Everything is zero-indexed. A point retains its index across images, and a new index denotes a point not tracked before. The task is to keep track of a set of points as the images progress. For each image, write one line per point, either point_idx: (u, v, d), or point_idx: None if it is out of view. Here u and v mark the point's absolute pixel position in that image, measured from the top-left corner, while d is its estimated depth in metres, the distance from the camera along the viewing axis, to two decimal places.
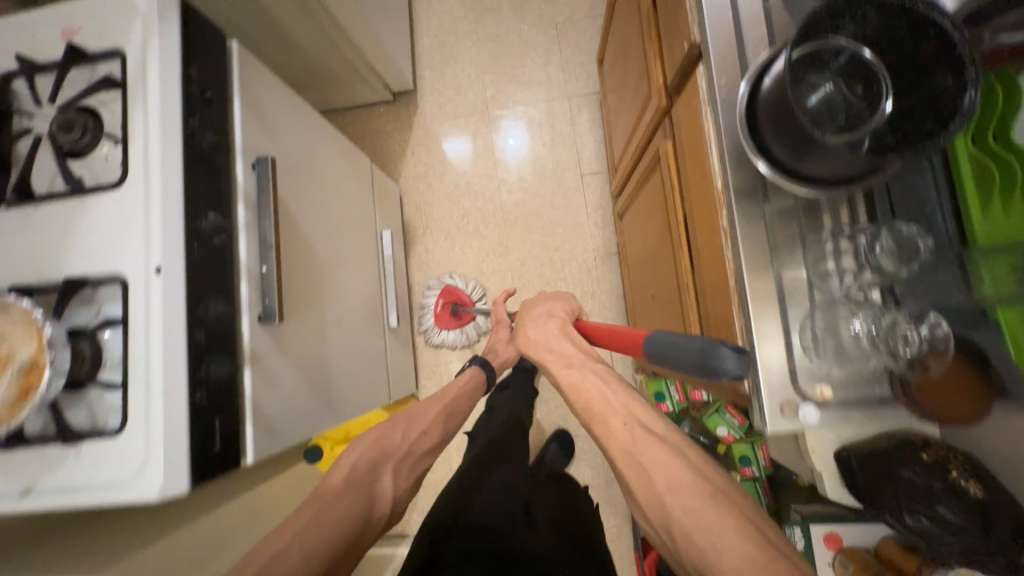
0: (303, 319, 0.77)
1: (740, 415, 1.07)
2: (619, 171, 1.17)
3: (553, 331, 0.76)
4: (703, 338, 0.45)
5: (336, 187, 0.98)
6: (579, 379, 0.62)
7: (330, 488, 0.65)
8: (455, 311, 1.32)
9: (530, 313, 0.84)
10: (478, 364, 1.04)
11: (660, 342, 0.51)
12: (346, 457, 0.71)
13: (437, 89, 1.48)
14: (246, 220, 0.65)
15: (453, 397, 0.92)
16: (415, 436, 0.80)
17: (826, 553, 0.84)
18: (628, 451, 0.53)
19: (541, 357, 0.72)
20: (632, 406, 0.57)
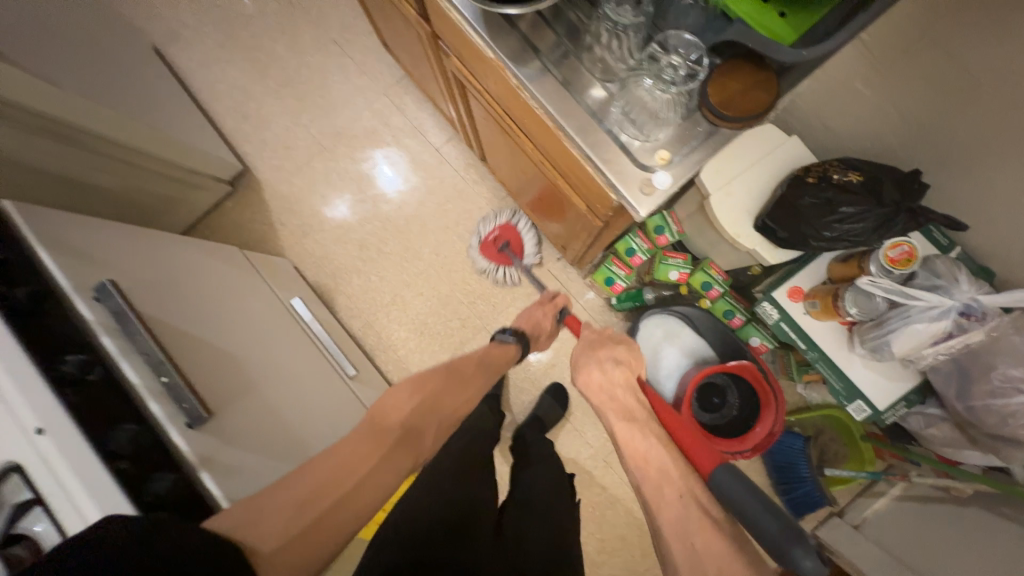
0: (239, 409, 0.73)
1: (680, 253, 1.15)
2: (459, 124, 1.20)
3: (619, 378, 0.72)
4: (790, 533, 0.49)
5: (213, 284, 0.94)
6: (646, 449, 0.60)
7: (393, 428, 0.65)
8: (503, 247, 1.32)
9: (598, 348, 0.79)
10: (519, 341, 0.90)
11: (735, 493, 0.52)
12: (404, 397, 0.70)
13: (267, 155, 1.45)
14: (117, 347, 0.60)
15: (500, 361, 0.86)
16: (463, 401, 0.76)
17: (797, 307, 0.89)
18: (675, 523, 0.52)
19: (602, 406, 0.70)
20: (691, 482, 0.56)
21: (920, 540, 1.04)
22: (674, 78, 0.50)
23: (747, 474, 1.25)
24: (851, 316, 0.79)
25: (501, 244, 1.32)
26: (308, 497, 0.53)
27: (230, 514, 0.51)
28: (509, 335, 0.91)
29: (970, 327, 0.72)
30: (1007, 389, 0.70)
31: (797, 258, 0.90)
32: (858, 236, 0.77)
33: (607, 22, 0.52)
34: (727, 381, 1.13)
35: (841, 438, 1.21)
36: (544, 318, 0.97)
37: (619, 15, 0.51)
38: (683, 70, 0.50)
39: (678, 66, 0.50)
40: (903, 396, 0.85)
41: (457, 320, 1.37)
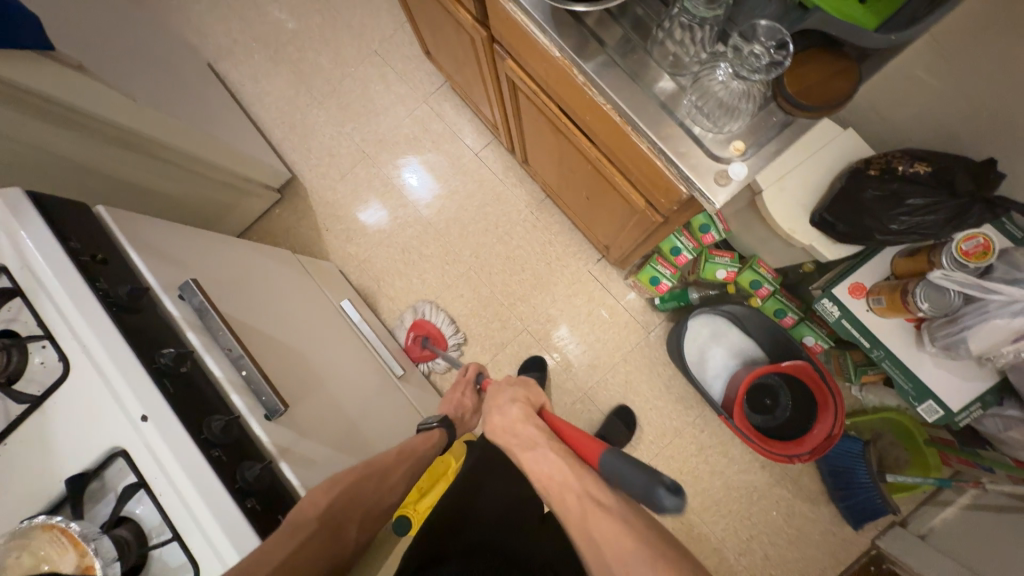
0: (308, 403, 0.76)
1: (727, 252, 1.14)
2: (500, 127, 1.23)
3: (517, 414, 0.71)
4: (649, 475, 0.49)
5: (274, 284, 0.98)
6: (550, 467, 0.60)
7: (308, 525, 0.56)
8: (425, 344, 1.34)
9: (495, 398, 0.78)
10: (442, 426, 0.88)
11: (614, 468, 0.54)
12: (321, 492, 0.60)
13: (313, 164, 1.51)
14: (202, 342, 0.64)
15: (420, 448, 0.80)
16: (382, 490, 0.69)
17: (859, 304, 0.86)
18: (581, 527, 0.55)
19: (507, 446, 0.68)
20: (585, 479, 0.58)
21: (999, 553, 0.97)
22: (755, 69, 0.50)
23: (799, 478, 1.21)
24: (921, 312, 0.76)
25: (421, 343, 1.34)
26: None
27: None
28: (433, 421, 0.89)
29: None
30: None
31: (858, 253, 0.87)
32: (927, 228, 0.75)
33: (682, 15, 0.52)
34: (782, 383, 1.10)
35: (902, 442, 1.16)
36: (465, 396, 1.03)
37: (696, 8, 0.51)
38: (765, 59, 0.49)
39: (760, 55, 0.49)
40: (979, 397, 0.81)
41: (496, 321, 1.38)
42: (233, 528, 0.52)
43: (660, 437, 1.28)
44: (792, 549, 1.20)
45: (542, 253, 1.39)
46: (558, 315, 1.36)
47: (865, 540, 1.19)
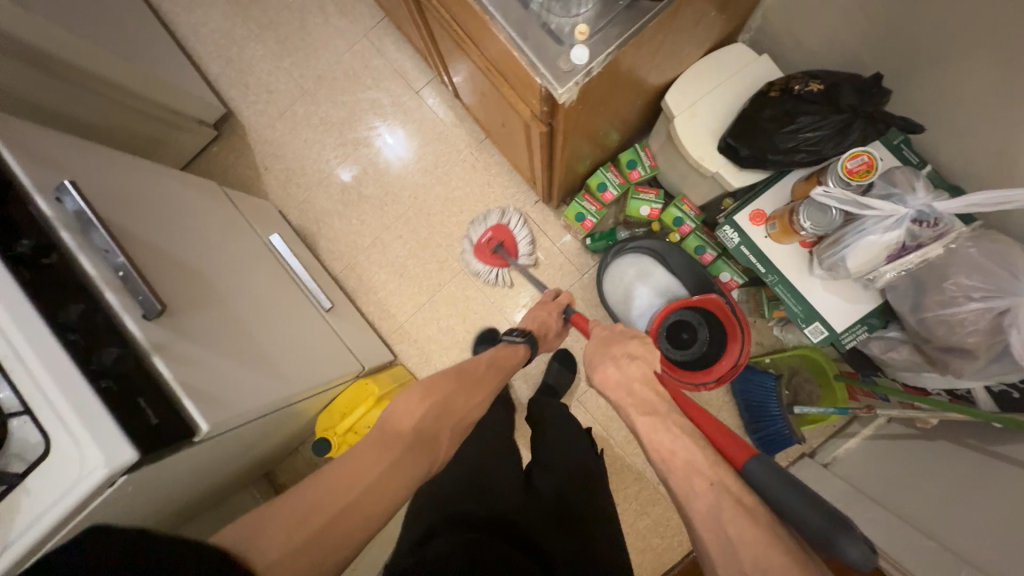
0: (201, 314, 0.77)
1: (653, 190, 1.14)
2: (432, 57, 1.19)
3: (636, 372, 0.71)
4: (831, 520, 0.47)
5: (186, 209, 0.97)
6: (676, 443, 0.59)
7: (405, 436, 0.68)
8: (497, 250, 1.30)
9: (611, 346, 0.78)
10: (526, 341, 0.96)
11: (765, 481, 0.52)
12: (415, 403, 0.73)
13: (251, 100, 1.47)
14: (75, 242, 0.63)
15: (506, 362, 0.91)
16: (474, 403, 0.80)
17: (758, 231, 0.87)
18: (709, 517, 0.52)
19: (620, 401, 0.70)
20: (721, 471, 0.55)
21: (886, 476, 1.05)
22: None
23: (718, 413, 1.26)
24: (806, 232, 0.77)
25: (495, 246, 1.30)
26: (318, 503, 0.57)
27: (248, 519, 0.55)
28: (517, 336, 0.98)
29: (923, 233, 0.71)
30: (958, 298, 0.69)
31: (760, 180, 0.88)
32: (815, 145, 0.75)
33: None
34: (699, 320, 1.12)
35: (816, 378, 1.20)
36: (549, 318, 1.05)
37: None
38: None
39: None
40: (862, 319, 0.84)
41: (436, 262, 1.39)
42: (84, 405, 0.53)
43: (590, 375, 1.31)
44: None
45: (481, 194, 1.38)
46: None
47: None
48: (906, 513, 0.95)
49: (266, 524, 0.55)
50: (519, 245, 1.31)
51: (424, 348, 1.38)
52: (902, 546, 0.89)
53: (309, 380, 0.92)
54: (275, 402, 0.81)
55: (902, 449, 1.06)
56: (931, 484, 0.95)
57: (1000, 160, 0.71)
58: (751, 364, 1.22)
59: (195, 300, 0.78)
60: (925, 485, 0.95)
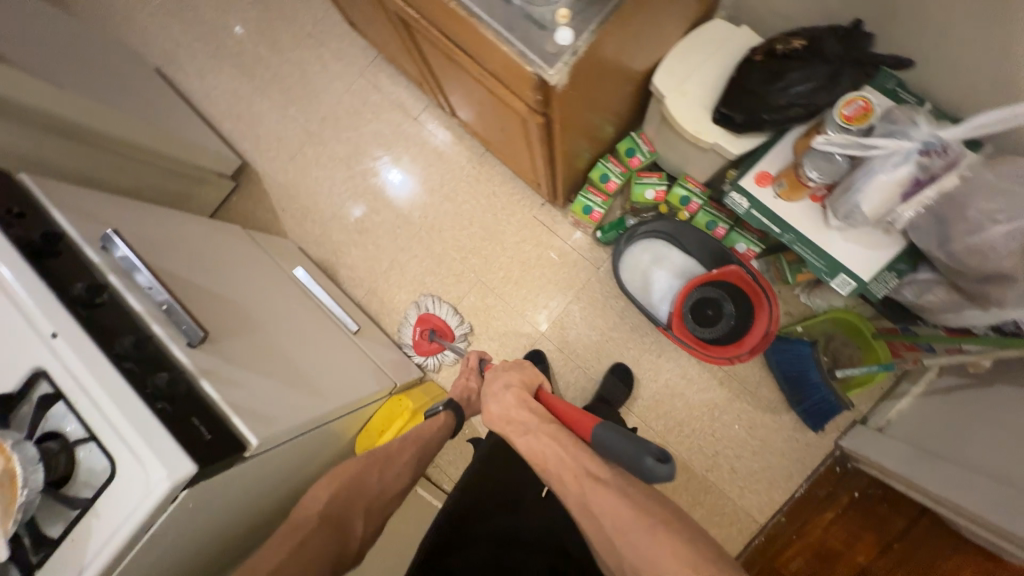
0: (239, 340, 0.80)
1: (656, 173, 1.16)
2: (426, 82, 1.27)
3: (511, 400, 0.78)
4: (635, 444, 0.59)
5: (215, 249, 1.03)
6: (541, 446, 0.70)
7: (306, 522, 0.74)
8: (432, 338, 1.36)
9: (491, 384, 0.85)
10: (448, 408, 1.02)
11: (602, 442, 0.64)
12: (322, 488, 0.80)
13: (264, 149, 1.57)
14: (122, 283, 0.68)
15: (425, 434, 0.95)
16: (390, 478, 0.86)
17: (767, 192, 0.87)
18: (582, 502, 0.66)
19: (504, 431, 0.77)
20: (580, 458, 0.67)
21: (944, 429, 1.00)
22: None
23: (757, 389, 1.23)
24: (814, 184, 0.78)
25: (427, 336, 1.36)
26: None
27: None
28: (439, 408, 1.02)
29: (934, 164, 0.69)
30: (983, 222, 0.68)
31: (761, 143, 0.89)
32: (808, 98, 0.76)
33: None
34: (726, 296, 1.10)
35: (854, 341, 1.15)
36: (470, 382, 1.08)
37: None
38: None
39: None
40: (890, 264, 0.82)
41: (452, 276, 1.42)
42: (142, 424, 0.56)
43: (620, 367, 1.30)
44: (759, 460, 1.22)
45: (488, 205, 1.42)
46: (509, 263, 1.39)
47: (829, 443, 1.20)
48: (973, 463, 0.90)
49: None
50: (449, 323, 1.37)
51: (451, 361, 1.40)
52: (978, 499, 0.85)
53: (345, 397, 0.94)
54: (317, 418, 0.84)
55: (956, 399, 1.01)
56: (993, 429, 0.90)
57: (1001, 85, 0.72)
58: (782, 334, 1.19)
59: (233, 328, 0.82)
60: (992, 431, 0.90)
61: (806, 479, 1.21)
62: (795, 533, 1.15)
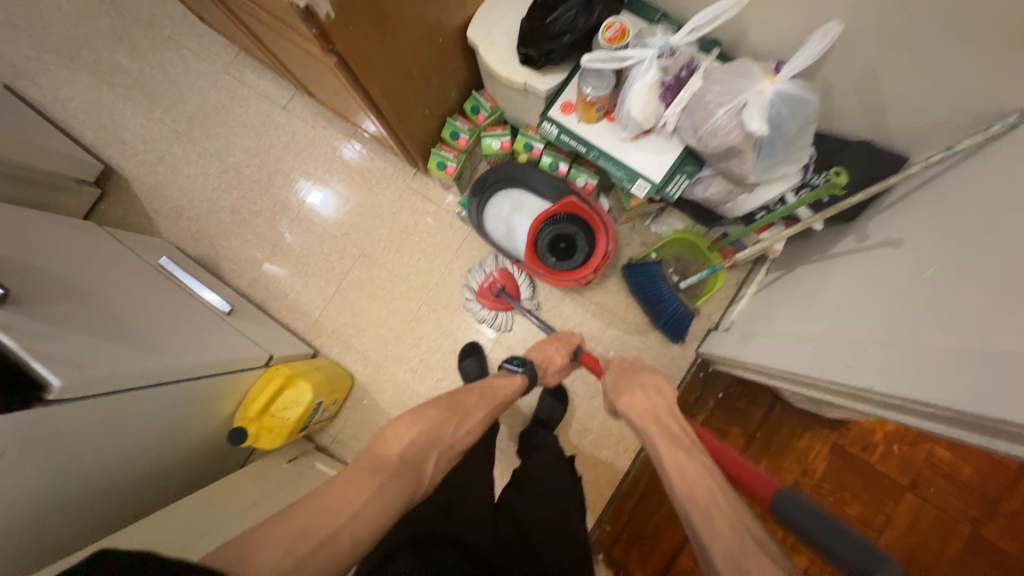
0: (63, 305, 0.80)
1: (501, 127, 1.27)
2: (279, 65, 1.32)
3: (665, 405, 0.79)
4: (863, 553, 0.51)
5: (57, 238, 1.01)
6: (693, 471, 0.66)
7: (391, 462, 0.70)
8: (499, 294, 1.32)
9: (637, 377, 0.87)
10: (526, 371, 0.96)
11: (793, 514, 0.57)
12: (406, 430, 0.75)
13: (130, 153, 1.54)
14: None
15: (505, 391, 0.91)
16: (464, 432, 0.80)
17: (570, 118, 0.98)
18: (731, 557, 0.57)
19: (646, 427, 0.76)
20: (744, 516, 0.60)
21: (762, 312, 1.14)
22: None
23: (624, 315, 1.35)
24: (594, 100, 0.89)
25: (496, 290, 1.32)
26: (304, 533, 0.59)
27: (225, 551, 0.56)
28: (517, 365, 0.97)
29: (672, 67, 0.83)
30: (711, 108, 0.80)
31: (564, 77, 0.99)
32: (572, 24, 0.88)
33: None
34: (579, 230, 1.21)
35: (697, 258, 1.28)
36: (558, 355, 1.03)
37: None
38: None
39: None
40: (678, 167, 0.94)
41: (336, 255, 1.45)
42: None
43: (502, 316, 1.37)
44: None
45: (364, 181, 1.48)
46: (389, 233, 1.45)
47: (692, 353, 1.32)
48: (777, 329, 1.02)
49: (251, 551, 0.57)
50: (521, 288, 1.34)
51: (342, 336, 1.41)
52: (779, 352, 0.95)
53: (202, 360, 0.96)
54: (156, 374, 0.84)
55: (772, 287, 1.16)
56: (790, 301, 1.04)
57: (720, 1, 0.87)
58: (636, 261, 1.30)
59: (61, 297, 0.81)
60: (788, 303, 1.05)
61: (677, 390, 1.31)
62: None
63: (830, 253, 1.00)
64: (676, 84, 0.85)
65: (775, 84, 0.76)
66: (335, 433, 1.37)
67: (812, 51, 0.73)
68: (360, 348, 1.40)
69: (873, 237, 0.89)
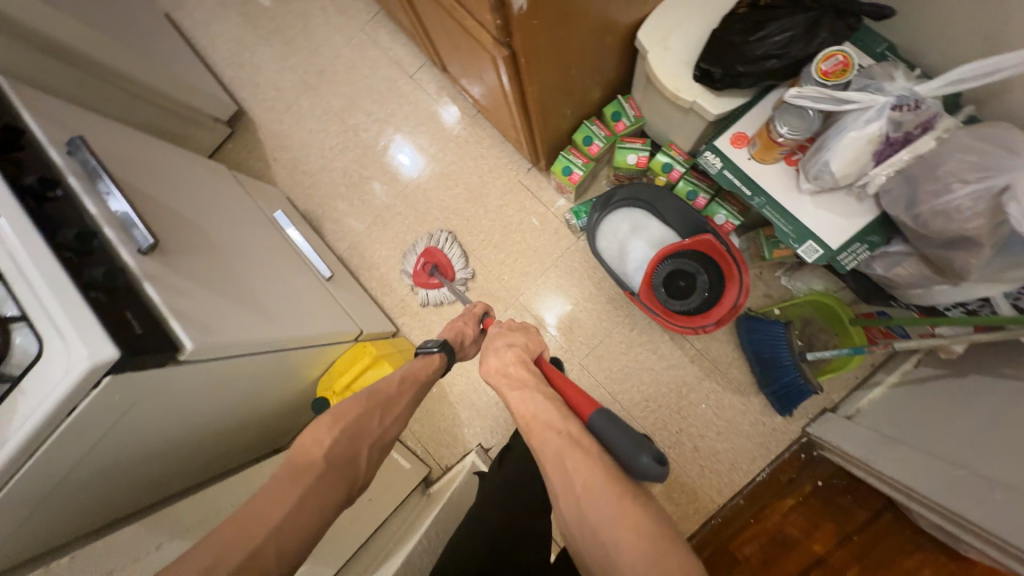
0: (196, 258, 0.81)
1: (640, 140, 1.14)
2: (420, 34, 1.27)
3: (511, 357, 0.67)
4: (634, 442, 0.51)
5: (196, 181, 1.04)
6: (533, 407, 0.58)
7: (313, 466, 0.60)
8: (432, 272, 1.33)
9: (495, 336, 0.73)
10: (443, 350, 0.82)
11: (604, 430, 0.53)
12: (326, 432, 0.63)
13: (261, 98, 1.58)
14: (82, 186, 0.68)
15: (424, 372, 0.77)
16: (392, 421, 0.70)
17: (741, 153, 0.85)
18: (555, 462, 0.52)
19: (498, 388, 0.64)
20: (563, 424, 0.54)
21: (910, 417, 0.97)
22: None
23: (726, 369, 1.22)
24: (785, 141, 0.75)
25: (428, 270, 1.33)
26: (222, 553, 0.53)
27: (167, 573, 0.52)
28: (433, 345, 0.82)
29: (906, 120, 0.67)
30: (946, 182, 0.65)
31: (745, 105, 0.85)
32: (784, 48, 0.73)
33: None
34: (698, 268, 1.08)
35: (832, 327, 1.12)
36: (466, 326, 0.89)
37: None
38: None
39: None
40: (861, 235, 0.79)
41: (433, 235, 1.43)
42: (71, 306, 0.58)
43: (591, 338, 1.29)
44: (724, 441, 1.20)
45: (475, 167, 1.42)
46: (490, 226, 1.39)
47: (796, 429, 1.17)
48: (940, 451, 0.85)
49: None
50: (454, 266, 1.34)
51: (423, 320, 1.40)
52: (945, 488, 0.79)
53: (302, 329, 0.97)
54: (266, 340, 0.85)
55: (927, 389, 0.99)
56: (960, 419, 0.87)
57: (991, 45, 0.68)
58: (755, 314, 1.16)
59: (195, 248, 0.83)
60: (957, 421, 0.87)
61: (769, 464, 1.18)
62: (753, 518, 1.11)
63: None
64: (901, 142, 0.69)
65: None
66: None
67: None
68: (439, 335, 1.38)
69: None
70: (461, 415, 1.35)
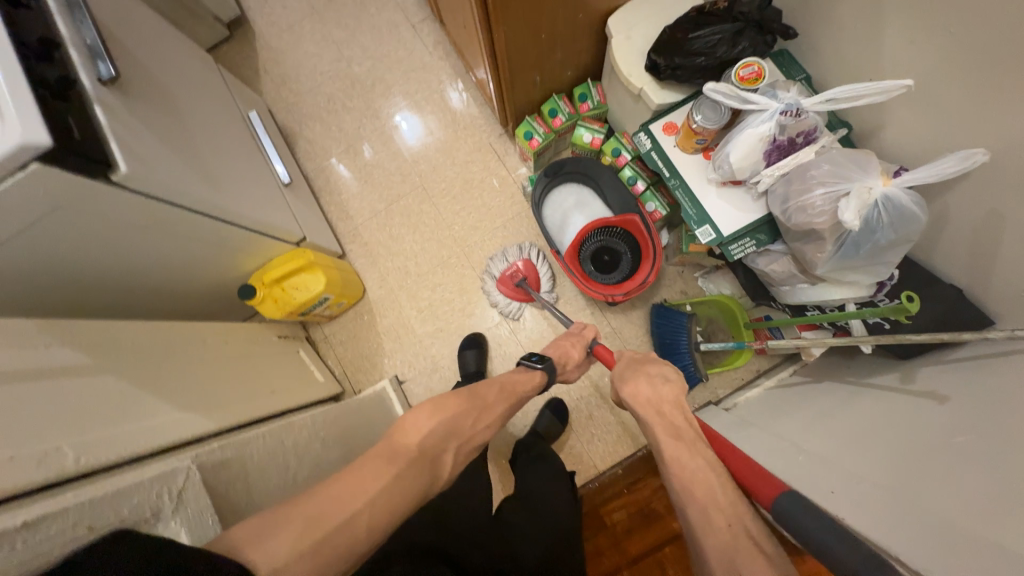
0: (154, 109, 0.86)
1: (598, 123, 1.25)
2: None
3: (669, 395, 0.77)
4: (871, 561, 0.50)
5: (179, 54, 1.08)
6: (694, 469, 0.64)
7: (408, 450, 0.65)
8: (520, 283, 1.31)
9: (646, 365, 0.85)
10: (545, 368, 0.94)
11: (795, 514, 0.57)
12: (424, 419, 0.70)
13: (266, 12, 1.63)
14: (57, 5, 0.73)
15: (522, 388, 0.88)
16: (483, 426, 0.77)
17: (669, 140, 0.96)
18: (727, 557, 0.54)
19: (648, 418, 0.75)
20: (740, 509, 0.59)
21: (770, 409, 1.08)
22: None
23: (633, 350, 1.32)
24: (700, 129, 0.87)
25: (518, 280, 1.31)
26: (310, 522, 0.51)
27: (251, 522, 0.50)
28: (537, 361, 0.95)
29: (788, 125, 0.79)
30: (811, 183, 0.76)
31: (681, 99, 0.96)
32: (713, 48, 0.85)
33: None
34: (630, 251, 1.18)
35: (729, 328, 1.24)
36: (572, 348, 1.00)
37: None
38: None
39: None
40: (749, 229, 0.90)
41: (400, 174, 1.50)
42: (17, 93, 0.61)
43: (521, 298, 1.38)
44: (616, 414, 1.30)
45: (452, 121, 1.50)
46: (453, 178, 1.47)
47: None
48: (782, 432, 0.95)
49: (270, 531, 0.50)
50: (542, 281, 1.34)
51: (370, 251, 1.46)
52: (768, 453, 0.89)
53: (244, 211, 1.02)
54: (204, 204, 0.90)
55: (790, 390, 1.10)
56: (803, 411, 0.98)
57: None
58: (668, 304, 1.27)
59: (156, 102, 0.87)
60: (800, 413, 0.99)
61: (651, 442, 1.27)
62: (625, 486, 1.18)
63: (866, 381, 0.93)
64: (786, 146, 0.81)
65: (887, 186, 0.71)
66: (327, 332, 1.44)
67: (942, 168, 0.67)
68: (382, 267, 1.45)
69: (918, 384, 0.83)
70: (383, 345, 1.40)
